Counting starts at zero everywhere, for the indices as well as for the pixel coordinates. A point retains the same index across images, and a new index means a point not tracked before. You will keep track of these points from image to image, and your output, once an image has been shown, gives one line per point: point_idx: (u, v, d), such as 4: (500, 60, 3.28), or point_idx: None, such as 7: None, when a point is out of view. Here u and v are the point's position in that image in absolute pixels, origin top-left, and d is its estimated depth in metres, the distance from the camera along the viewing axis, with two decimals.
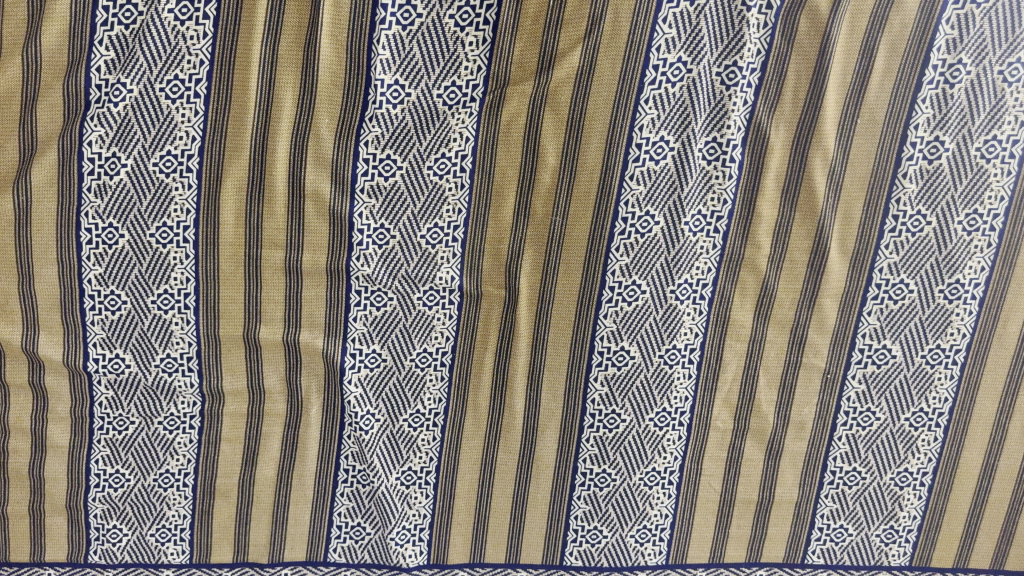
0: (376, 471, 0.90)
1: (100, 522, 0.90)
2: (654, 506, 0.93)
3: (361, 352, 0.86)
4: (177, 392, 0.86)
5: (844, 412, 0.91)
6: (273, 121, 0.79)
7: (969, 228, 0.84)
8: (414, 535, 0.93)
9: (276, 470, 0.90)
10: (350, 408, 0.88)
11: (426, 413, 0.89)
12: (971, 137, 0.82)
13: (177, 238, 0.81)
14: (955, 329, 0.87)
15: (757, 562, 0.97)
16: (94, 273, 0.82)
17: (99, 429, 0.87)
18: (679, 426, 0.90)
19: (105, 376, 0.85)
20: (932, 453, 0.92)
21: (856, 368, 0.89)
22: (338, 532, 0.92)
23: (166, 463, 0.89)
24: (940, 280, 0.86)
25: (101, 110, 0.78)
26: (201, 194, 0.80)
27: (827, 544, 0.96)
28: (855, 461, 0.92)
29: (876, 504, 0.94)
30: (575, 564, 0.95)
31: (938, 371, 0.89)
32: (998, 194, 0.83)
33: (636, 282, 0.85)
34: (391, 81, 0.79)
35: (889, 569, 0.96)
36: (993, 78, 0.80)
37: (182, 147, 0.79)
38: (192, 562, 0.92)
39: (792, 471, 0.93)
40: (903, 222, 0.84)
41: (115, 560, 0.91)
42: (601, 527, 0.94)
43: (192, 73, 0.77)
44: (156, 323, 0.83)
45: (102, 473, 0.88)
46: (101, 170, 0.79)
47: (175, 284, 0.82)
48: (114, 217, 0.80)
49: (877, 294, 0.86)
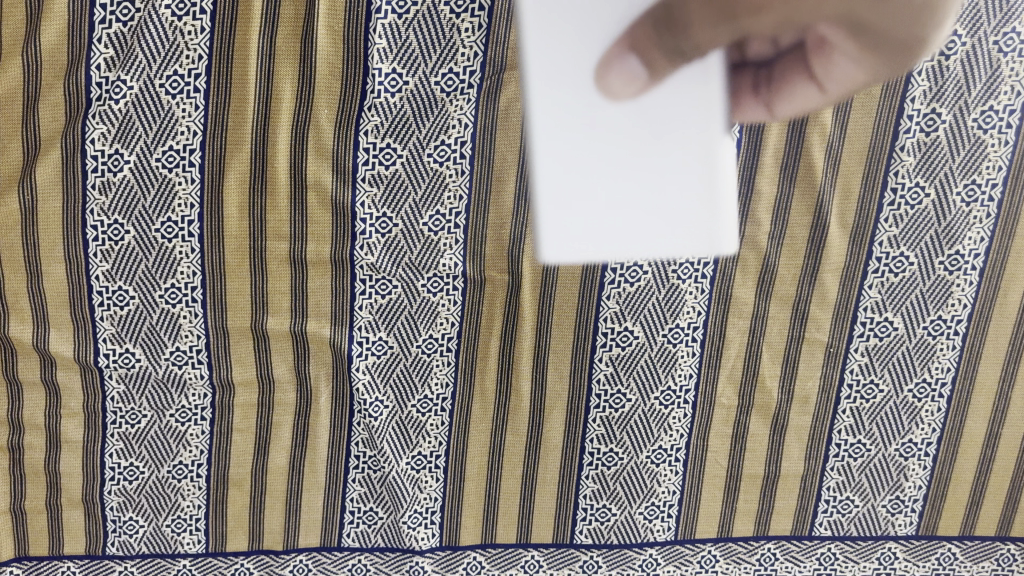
0: (387, 457, 0.91)
1: (116, 514, 0.91)
2: (662, 484, 0.94)
3: (368, 339, 0.87)
4: (187, 384, 0.87)
5: (848, 384, 0.91)
6: (272, 113, 0.80)
7: (968, 199, 0.85)
8: (426, 518, 0.94)
9: (287, 458, 0.91)
10: (359, 395, 0.89)
11: (434, 399, 0.90)
12: (968, 108, 0.82)
13: (182, 233, 0.82)
14: (955, 300, 0.88)
15: (765, 536, 0.98)
16: (102, 269, 0.82)
17: (112, 423, 0.88)
18: (684, 403, 0.91)
19: (116, 370, 0.86)
20: (936, 423, 0.93)
21: (859, 341, 0.90)
22: (350, 517, 0.93)
23: (179, 455, 0.89)
24: (940, 251, 0.86)
25: (103, 107, 0.78)
26: (204, 187, 0.81)
27: (834, 515, 0.97)
28: (861, 434, 0.93)
29: (881, 476, 0.95)
30: (585, 543, 0.96)
31: (940, 342, 0.90)
32: (995, 164, 0.84)
33: (638, 263, 0.86)
34: (388, 69, 0.80)
35: (896, 538, 0.98)
36: (988, 48, 0.81)
37: (184, 142, 0.80)
38: (208, 552, 0.93)
39: (797, 445, 0.94)
40: (902, 194, 0.85)
41: (132, 551, 0.93)
42: (610, 506, 0.95)
43: (191, 68, 0.78)
44: (164, 317, 0.84)
45: (117, 466, 0.89)
46: (105, 167, 0.80)
47: (181, 278, 0.83)
48: (120, 213, 0.81)
49: (877, 267, 0.87)
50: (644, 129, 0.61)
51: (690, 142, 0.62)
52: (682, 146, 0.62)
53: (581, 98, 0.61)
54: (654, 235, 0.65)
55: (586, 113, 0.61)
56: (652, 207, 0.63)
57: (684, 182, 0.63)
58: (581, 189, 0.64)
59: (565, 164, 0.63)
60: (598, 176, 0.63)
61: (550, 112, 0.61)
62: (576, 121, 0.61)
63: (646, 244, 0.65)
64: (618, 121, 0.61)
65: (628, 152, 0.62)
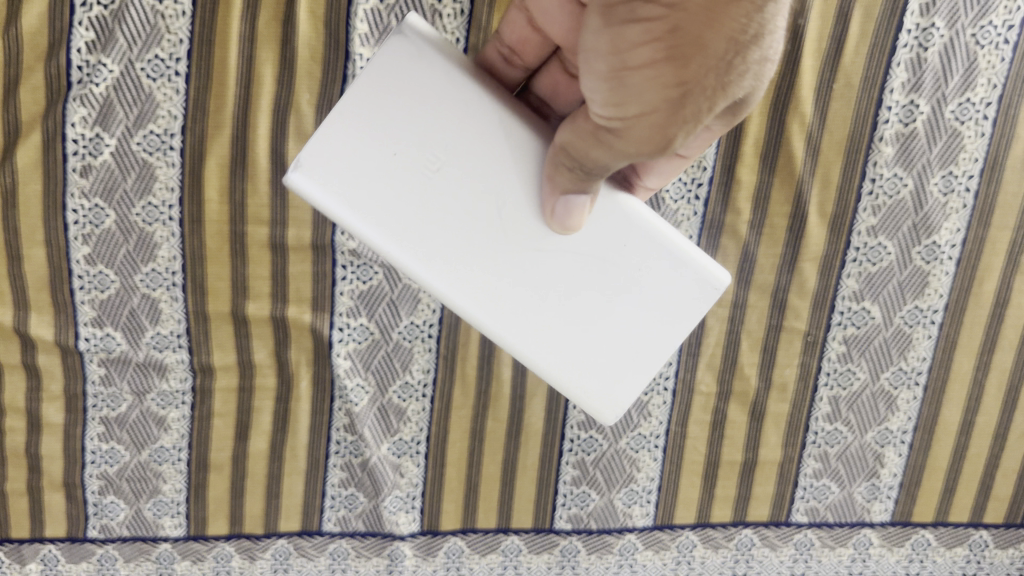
0: (367, 442, 0.91)
1: (97, 498, 0.91)
2: (641, 470, 0.95)
3: (349, 326, 0.87)
4: (168, 369, 0.87)
5: (825, 373, 0.92)
6: (253, 98, 0.80)
7: (945, 189, 0.86)
8: (407, 503, 0.94)
9: (268, 443, 0.91)
10: (340, 381, 0.89)
11: (415, 384, 0.90)
12: (946, 100, 0.83)
13: (162, 217, 0.82)
14: (931, 290, 0.89)
15: (742, 522, 0.99)
16: (82, 252, 0.82)
17: (93, 406, 0.88)
18: (664, 390, 0.92)
19: (96, 354, 0.86)
20: (911, 411, 0.94)
21: (837, 330, 0.90)
22: (331, 502, 0.93)
23: (159, 439, 0.89)
24: (917, 241, 0.87)
25: (84, 91, 0.78)
26: (185, 172, 0.81)
27: (811, 502, 0.98)
28: (838, 422, 0.94)
29: (858, 463, 0.96)
30: (565, 528, 0.97)
31: (917, 331, 0.91)
32: (971, 156, 0.85)
33: None
34: (369, 54, 0.80)
35: (871, 524, 0.99)
36: (966, 40, 0.82)
37: (164, 126, 0.80)
38: (189, 535, 0.93)
39: (775, 433, 0.95)
40: (880, 184, 0.85)
41: (114, 534, 0.92)
42: (589, 492, 0.95)
43: (172, 52, 0.78)
44: (145, 301, 0.84)
45: (97, 450, 0.89)
46: (85, 150, 0.80)
47: (162, 262, 0.83)
48: (100, 197, 0.81)
49: (855, 257, 0.88)
50: (574, 267, 0.60)
51: (616, 252, 0.60)
52: (609, 255, 0.60)
53: (492, 269, 0.59)
54: (653, 331, 0.61)
55: (509, 281, 0.59)
56: (646, 313, 0.61)
57: (644, 281, 0.60)
58: (573, 339, 0.61)
59: (540, 333, 0.61)
60: (574, 323, 0.61)
61: (478, 296, 0.60)
62: (511, 289, 0.60)
63: (666, 337, 0.61)
64: (536, 272, 0.59)
65: (576, 295, 0.60)
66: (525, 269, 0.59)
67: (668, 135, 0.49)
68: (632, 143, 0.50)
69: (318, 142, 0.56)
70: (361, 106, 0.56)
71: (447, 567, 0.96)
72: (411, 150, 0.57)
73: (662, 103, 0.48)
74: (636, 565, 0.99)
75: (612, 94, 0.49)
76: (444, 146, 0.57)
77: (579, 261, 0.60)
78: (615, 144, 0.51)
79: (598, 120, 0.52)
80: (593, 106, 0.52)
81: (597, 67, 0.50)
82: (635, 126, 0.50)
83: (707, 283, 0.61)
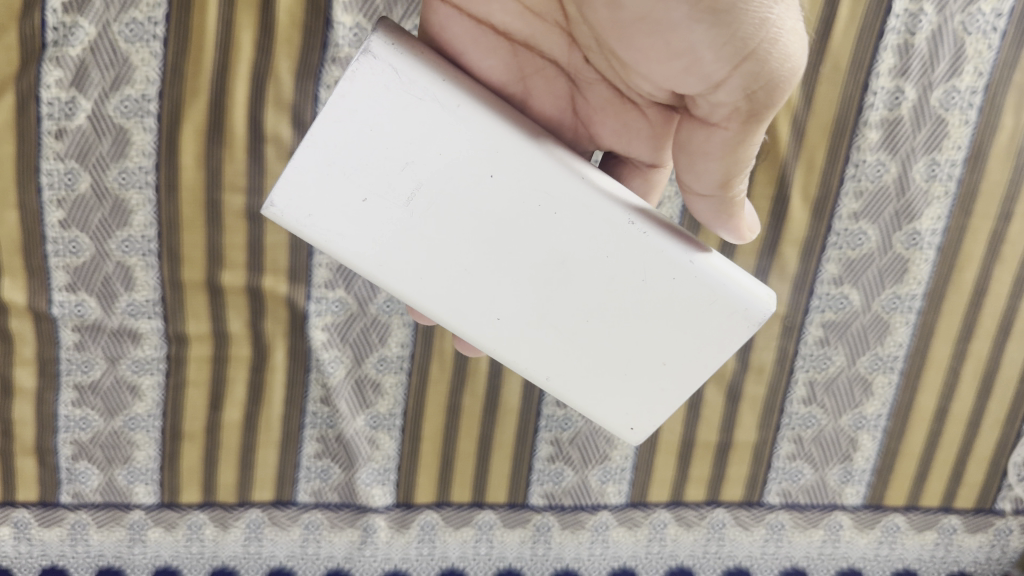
0: (342, 415, 0.90)
1: (69, 464, 0.90)
2: (617, 449, 0.95)
3: (325, 298, 0.87)
4: (142, 336, 0.86)
5: (801, 357, 0.92)
6: (231, 65, 0.79)
7: (929, 176, 0.86)
8: (382, 476, 0.94)
9: (242, 413, 0.91)
10: (316, 353, 0.88)
11: (393, 359, 0.89)
12: (933, 86, 0.83)
13: (138, 183, 0.81)
14: (911, 277, 0.89)
15: (715, 502, 0.99)
16: (56, 216, 0.81)
17: (67, 371, 0.87)
18: None
19: (71, 319, 0.85)
20: (887, 395, 0.95)
21: (816, 314, 0.90)
22: (305, 473, 0.93)
23: (132, 406, 0.88)
24: (898, 228, 0.87)
25: (59, 53, 0.77)
26: (160, 138, 0.80)
27: (785, 484, 0.98)
28: (813, 406, 0.94)
29: (832, 446, 0.96)
30: (540, 505, 0.97)
31: (895, 318, 0.91)
32: (955, 143, 0.85)
33: (570, 414, 0.93)
34: (351, 22, 0.79)
35: (844, 507, 1.00)
36: (954, 28, 0.81)
37: (141, 91, 0.78)
38: (162, 502, 0.92)
39: (751, 415, 0.95)
40: (864, 170, 0.85)
41: (85, 501, 0.91)
42: (565, 468, 0.95)
43: (149, 14, 0.76)
44: (120, 267, 0.83)
45: (70, 416, 0.88)
46: (60, 113, 0.78)
47: (136, 228, 0.82)
48: (75, 160, 0.80)
49: (836, 242, 0.87)
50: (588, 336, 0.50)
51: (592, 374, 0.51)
52: (558, 363, 0.51)
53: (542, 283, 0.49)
54: (668, 379, 0.51)
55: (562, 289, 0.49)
56: (738, 228, 0.53)
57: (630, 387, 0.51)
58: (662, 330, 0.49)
59: (673, 280, 0.49)
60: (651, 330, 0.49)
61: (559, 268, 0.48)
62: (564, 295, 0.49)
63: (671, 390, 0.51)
64: (561, 300, 0.49)
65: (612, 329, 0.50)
66: (551, 297, 0.49)
67: (787, 39, 0.43)
68: (767, 75, 0.44)
69: (367, 65, 0.45)
70: (303, 187, 0.46)
71: (420, 540, 0.96)
72: (382, 220, 0.47)
73: (765, 8, 0.42)
74: (609, 541, 0.98)
75: (717, 35, 0.44)
76: (380, 258, 0.48)
77: (556, 340, 0.50)
78: (758, 93, 0.45)
79: (720, 79, 0.45)
80: (703, 66, 0.46)
81: (677, 18, 0.44)
82: (755, 54, 0.43)
83: (631, 422, 0.52)
